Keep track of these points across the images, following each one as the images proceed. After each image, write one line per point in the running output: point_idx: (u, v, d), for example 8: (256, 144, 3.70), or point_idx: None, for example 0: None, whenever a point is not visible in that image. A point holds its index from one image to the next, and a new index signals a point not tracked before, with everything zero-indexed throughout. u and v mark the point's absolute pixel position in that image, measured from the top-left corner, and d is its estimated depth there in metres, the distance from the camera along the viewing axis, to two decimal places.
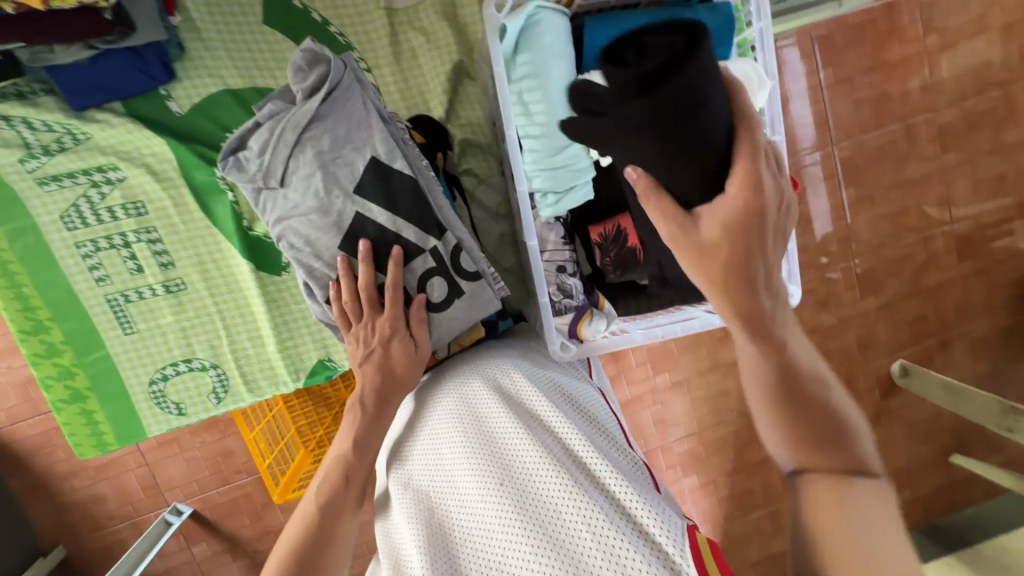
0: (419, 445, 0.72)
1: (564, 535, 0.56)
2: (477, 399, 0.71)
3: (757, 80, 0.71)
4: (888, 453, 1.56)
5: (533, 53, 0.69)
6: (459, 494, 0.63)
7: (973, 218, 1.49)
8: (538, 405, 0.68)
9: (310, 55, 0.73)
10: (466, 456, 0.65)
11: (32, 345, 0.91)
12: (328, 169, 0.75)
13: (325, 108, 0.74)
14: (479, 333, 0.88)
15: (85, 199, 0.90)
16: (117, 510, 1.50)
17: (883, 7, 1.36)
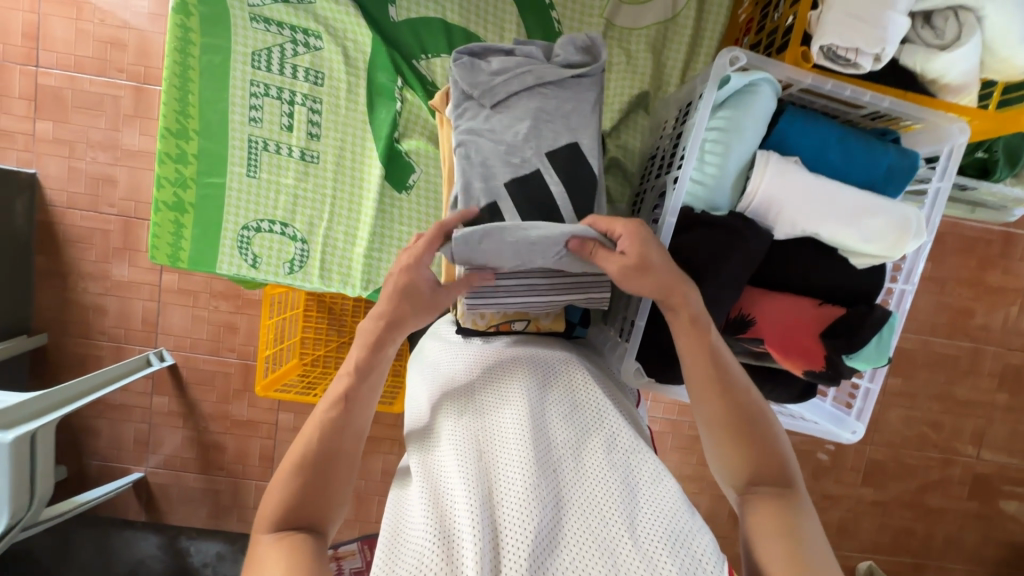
0: (472, 398, 0.67)
1: (622, 548, 0.50)
2: (548, 383, 0.68)
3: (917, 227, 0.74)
4: None
5: (735, 112, 0.74)
6: (509, 455, 0.58)
7: (998, 463, 1.61)
8: (602, 402, 0.66)
9: (587, 42, 0.83)
10: (531, 427, 0.61)
11: (168, 144, 0.97)
12: (540, 123, 0.79)
13: (570, 83, 0.82)
14: (559, 326, 0.84)
15: (279, 49, 0.97)
16: (108, 328, 1.52)
17: (1003, 235, 1.50)
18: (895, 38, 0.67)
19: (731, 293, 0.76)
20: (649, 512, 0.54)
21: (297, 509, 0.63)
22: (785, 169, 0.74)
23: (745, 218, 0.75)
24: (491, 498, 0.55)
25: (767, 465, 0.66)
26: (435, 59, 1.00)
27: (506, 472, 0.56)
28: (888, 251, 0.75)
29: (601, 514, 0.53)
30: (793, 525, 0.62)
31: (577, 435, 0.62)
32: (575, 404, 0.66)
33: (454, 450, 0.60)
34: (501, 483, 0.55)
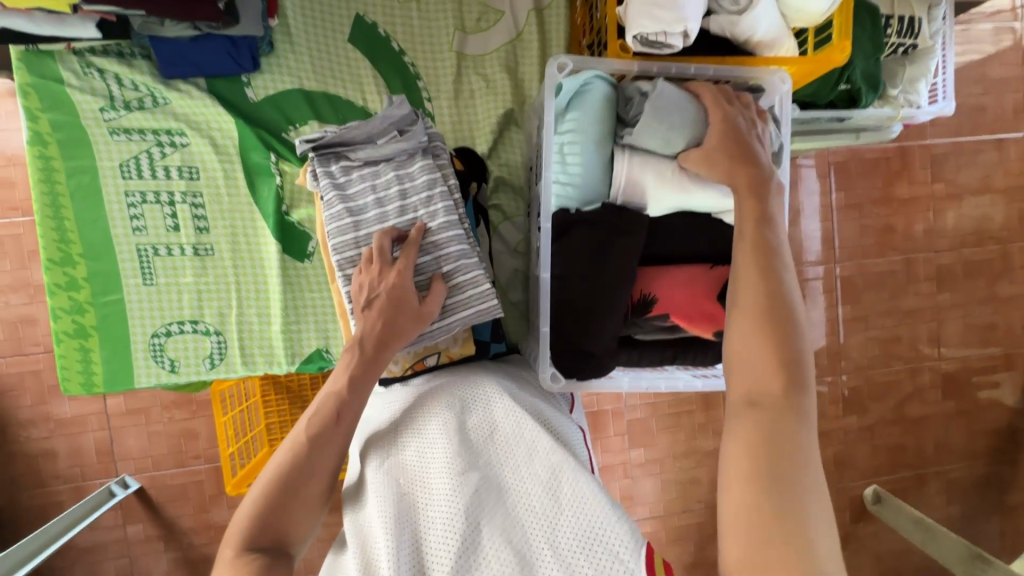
0: (397, 439, 0.68)
1: (544, 563, 0.54)
2: (468, 410, 0.70)
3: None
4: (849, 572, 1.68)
5: (581, 110, 0.78)
6: (433, 493, 0.60)
7: (959, 359, 1.69)
8: (521, 416, 0.68)
9: (423, 125, 0.86)
10: (449, 459, 0.62)
11: (55, 274, 0.96)
12: (407, 205, 0.82)
13: (424, 181, 0.83)
14: (469, 351, 0.86)
15: (146, 154, 0.97)
16: (63, 470, 1.45)
17: (897, 149, 1.61)
18: (694, 14, 0.72)
19: (626, 278, 0.79)
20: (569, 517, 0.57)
21: (267, 526, 0.63)
22: (637, 154, 0.79)
23: (614, 207, 0.79)
24: (419, 540, 0.57)
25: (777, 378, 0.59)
26: (303, 127, 1.01)
27: (432, 512, 0.58)
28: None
29: (524, 533, 0.56)
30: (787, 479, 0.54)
31: (498, 456, 0.64)
32: (496, 424, 0.67)
33: (376, 495, 0.61)
34: (426, 523, 0.57)
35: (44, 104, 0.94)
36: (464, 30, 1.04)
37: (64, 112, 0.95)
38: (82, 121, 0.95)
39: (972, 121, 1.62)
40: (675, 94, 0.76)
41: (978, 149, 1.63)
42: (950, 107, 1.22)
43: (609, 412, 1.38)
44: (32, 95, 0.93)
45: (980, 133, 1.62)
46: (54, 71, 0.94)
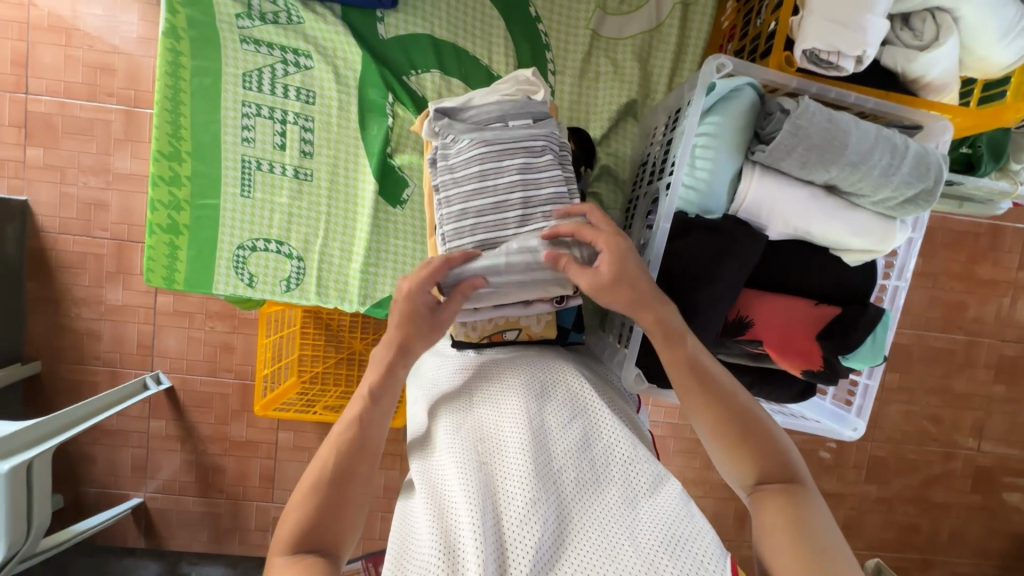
0: (473, 409, 0.68)
1: (624, 553, 0.51)
2: (547, 392, 0.69)
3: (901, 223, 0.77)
4: None
5: (724, 116, 0.75)
6: (511, 466, 0.59)
7: (998, 455, 1.62)
8: (598, 409, 0.67)
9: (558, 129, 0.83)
10: (528, 436, 0.61)
11: (161, 167, 0.97)
12: (529, 215, 0.78)
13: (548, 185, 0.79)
14: (550, 334, 0.86)
15: (270, 69, 0.98)
16: (104, 353, 1.51)
17: (990, 227, 1.53)
18: (875, 39, 0.69)
19: (728, 297, 0.76)
20: (650, 520, 0.55)
21: (316, 530, 0.62)
22: (770, 174, 0.76)
23: (737, 220, 0.76)
24: (495, 509, 0.55)
25: (761, 458, 0.66)
26: (424, 74, 1.01)
27: (508, 483, 0.57)
28: (879, 248, 0.77)
29: (603, 523, 0.54)
30: (800, 518, 0.60)
31: (577, 445, 0.62)
32: (574, 411, 0.66)
33: (456, 460, 0.60)
34: (503, 494, 0.56)
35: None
36: (605, 10, 1.01)
37: (201, 9, 0.95)
38: (216, 23, 0.96)
39: None
40: (822, 112, 0.71)
41: None
42: None
43: None
44: None
45: None
46: None
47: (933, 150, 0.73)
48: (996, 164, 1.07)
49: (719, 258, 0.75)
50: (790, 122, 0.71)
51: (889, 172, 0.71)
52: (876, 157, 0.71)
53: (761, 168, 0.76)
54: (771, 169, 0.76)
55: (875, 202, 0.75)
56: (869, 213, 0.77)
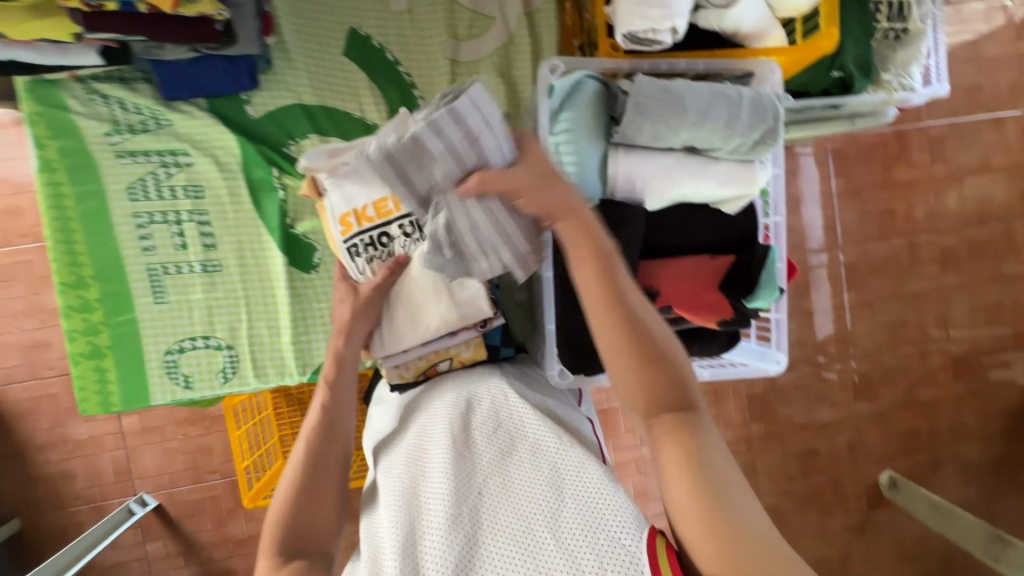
0: (404, 442, 0.71)
1: (546, 550, 0.56)
2: (470, 407, 0.72)
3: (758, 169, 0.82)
4: (869, 562, 1.69)
5: (574, 111, 0.79)
6: (437, 493, 0.63)
7: (970, 341, 1.67)
8: (519, 409, 0.70)
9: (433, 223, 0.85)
10: (450, 459, 0.65)
11: (69, 297, 0.98)
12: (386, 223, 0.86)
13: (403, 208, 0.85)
14: (480, 356, 0.88)
15: (152, 175, 0.99)
16: (82, 491, 1.47)
17: (894, 134, 1.61)
18: (682, 11, 0.74)
19: (627, 273, 0.79)
20: (570, 508, 0.59)
21: (296, 536, 0.67)
22: (632, 152, 0.80)
23: (614, 203, 0.80)
24: (426, 540, 0.59)
25: (652, 372, 0.65)
26: (304, 141, 1.03)
27: (434, 511, 0.61)
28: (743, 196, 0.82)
29: (527, 523, 0.59)
30: (691, 441, 0.62)
31: (500, 452, 0.66)
32: (496, 418, 0.70)
33: (387, 500, 0.64)
34: (429, 518, 0.61)
35: (50, 132, 0.96)
36: (457, 38, 1.06)
37: (70, 138, 0.96)
38: (88, 146, 0.97)
39: (968, 101, 1.61)
40: (656, 84, 0.76)
41: (977, 128, 1.62)
42: (944, 88, 1.16)
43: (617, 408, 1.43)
44: (38, 123, 0.95)
45: (978, 113, 1.62)
46: (58, 98, 0.96)
47: (768, 92, 0.79)
48: (868, 78, 1.12)
49: (604, 238, 0.78)
50: (631, 102, 0.75)
51: (731, 123, 0.76)
52: (717, 112, 0.76)
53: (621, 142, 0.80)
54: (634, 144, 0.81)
55: (731, 151, 0.79)
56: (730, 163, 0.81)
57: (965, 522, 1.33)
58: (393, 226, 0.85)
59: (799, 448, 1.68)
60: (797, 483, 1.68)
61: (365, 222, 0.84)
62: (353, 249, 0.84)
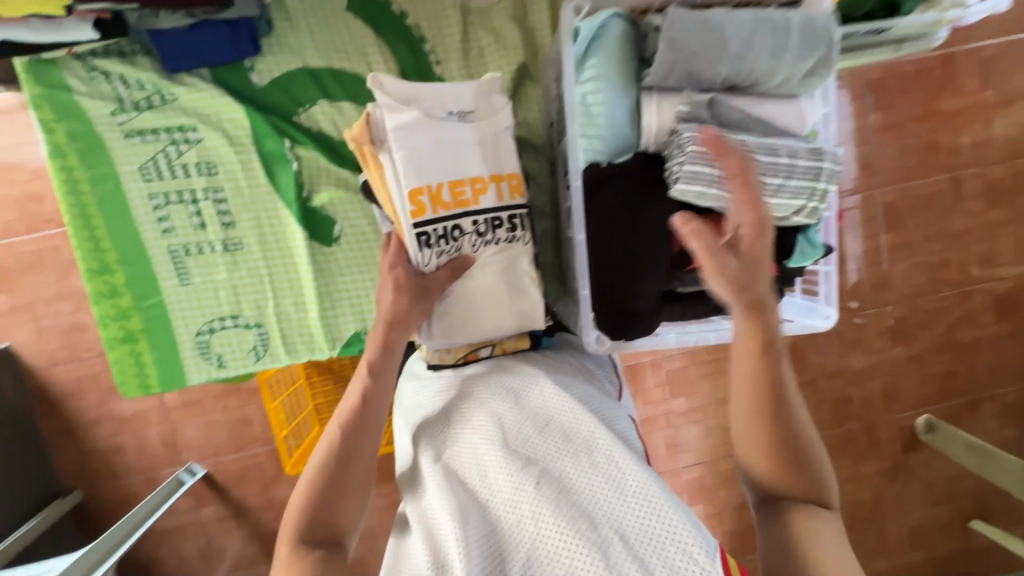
0: (454, 433, 0.71)
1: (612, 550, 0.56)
2: (524, 403, 0.72)
3: (830, 172, 0.71)
4: (902, 505, 1.69)
5: (602, 54, 0.72)
6: (497, 489, 0.63)
7: (1014, 278, 1.59)
8: (574, 408, 0.70)
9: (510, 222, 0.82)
10: (508, 456, 0.65)
11: (96, 283, 0.97)
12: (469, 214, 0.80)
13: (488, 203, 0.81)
14: (524, 343, 0.87)
15: (163, 154, 0.96)
16: (134, 463, 1.53)
17: (940, 58, 1.47)
18: None
19: (666, 235, 0.74)
20: (633, 510, 0.59)
21: (317, 523, 0.67)
22: (665, 95, 0.73)
23: (646, 157, 0.75)
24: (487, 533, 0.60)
25: (778, 462, 0.67)
26: (313, 107, 0.98)
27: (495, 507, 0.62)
28: (817, 205, 0.72)
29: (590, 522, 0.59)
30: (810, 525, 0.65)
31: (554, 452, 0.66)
32: (550, 416, 0.70)
33: (443, 491, 0.64)
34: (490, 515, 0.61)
35: (56, 114, 0.93)
36: None
37: (76, 120, 0.93)
38: (96, 127, 0.94)
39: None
40: (690, 16, 0.68)
41: None
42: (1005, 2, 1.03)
43: (648, 364, 1.46)
44: (42, 106, 0.92)
45: None
46: (58, 77, 0.92)
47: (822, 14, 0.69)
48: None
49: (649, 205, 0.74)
50: (663, 38, 0.68)
51: (777, 53, 0.68)
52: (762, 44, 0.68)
53: (689, 137, 0.69)
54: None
55: (777, 86, 0.71)
56: (776, 100, 0.73)
57: (1008, 466, 1.34)
58: (466, 219, 0.79)
59: (831, 393, 1.62)
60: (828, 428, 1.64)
61: (440, 208, 0.77)
62: (423, 237, 0.77)
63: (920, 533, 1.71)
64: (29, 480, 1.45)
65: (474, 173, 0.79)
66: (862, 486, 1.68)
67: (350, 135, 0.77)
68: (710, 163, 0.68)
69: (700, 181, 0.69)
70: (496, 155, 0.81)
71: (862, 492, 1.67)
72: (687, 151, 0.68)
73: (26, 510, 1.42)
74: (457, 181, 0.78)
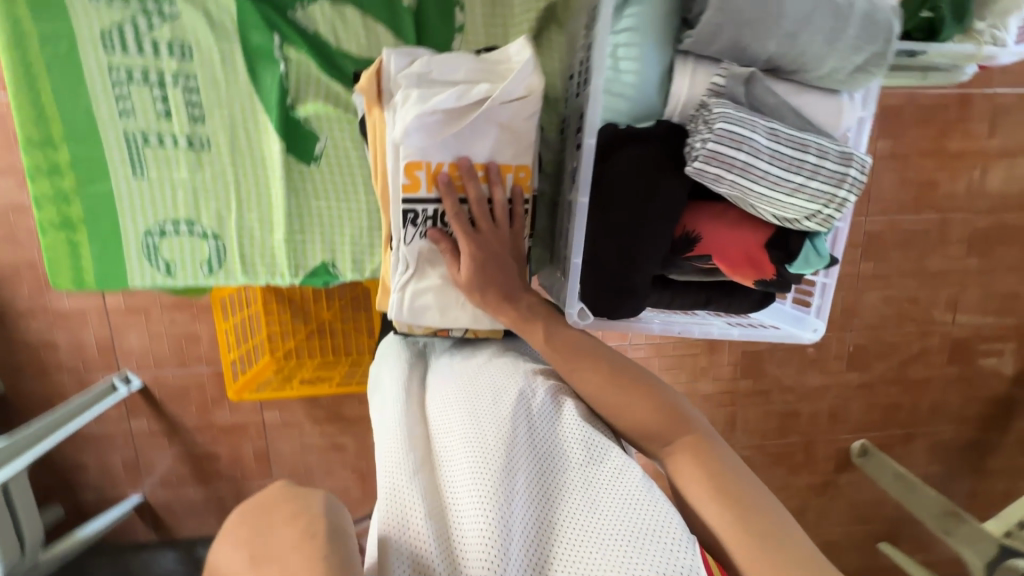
0: (436, 428, 0.72)
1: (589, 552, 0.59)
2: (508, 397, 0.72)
3: (854, 180, 0.66)
4: (824, 521, 1.74)
5: (643, 8, 0.66)
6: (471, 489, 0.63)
7: (974, 326, 1.57)
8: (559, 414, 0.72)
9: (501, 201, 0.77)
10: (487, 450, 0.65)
11: (35, 157, 0.86)
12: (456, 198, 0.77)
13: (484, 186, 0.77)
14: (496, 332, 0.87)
15: (131, 24, 0.84)
16: (66, 362, 1.43)
17: (959, 97, 1.37)
18: None
19: (673, 217, 0.69)
20: (611, 516, 0.61)
21: None
22: (703, 64, 0.68)
23: (672, 125, 0.69)
24: (463, 529, 0.62)
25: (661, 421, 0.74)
26: (313, 6, 0.87)
27: (464, 512, 0.62)
28: (833, 213, 0.68)
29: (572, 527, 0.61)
30: (708, 456, 0.70)
31: (526, 449, 0.67)
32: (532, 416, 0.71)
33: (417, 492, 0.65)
34: (461, 523, 0.62)
35: None
36: None
37: None
38: None
39: None
40: None
41: None
42: None
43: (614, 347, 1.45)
44: None
45: None
46: None
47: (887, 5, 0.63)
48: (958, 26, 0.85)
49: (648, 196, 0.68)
50: None
51: (831, 40, 0.63)
52: (818, 25, 0.62)
53: (719, 114, 0.63)
54: (738, 113, 0.64)
55: (822, 77, 0.66)
56: (817, 93, 0.68)
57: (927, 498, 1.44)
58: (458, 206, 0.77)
59: (781, 408, 1.60)
60: (772, 441, 1.63)
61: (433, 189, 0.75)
62: (409, 215, 0.76)
63: (833, 546, 1.79)
64: None
65: (479, 159, 0.76)
66: (791, 498, 1.71)
67: (359, 86, 0.74)
68: (735, 145, 0.63)
69: (720, 163, 0.63)
70: (509, 146, 0.76)
71: (790, 503, 1.71)
72: (715, 128, 0.63)
73: None
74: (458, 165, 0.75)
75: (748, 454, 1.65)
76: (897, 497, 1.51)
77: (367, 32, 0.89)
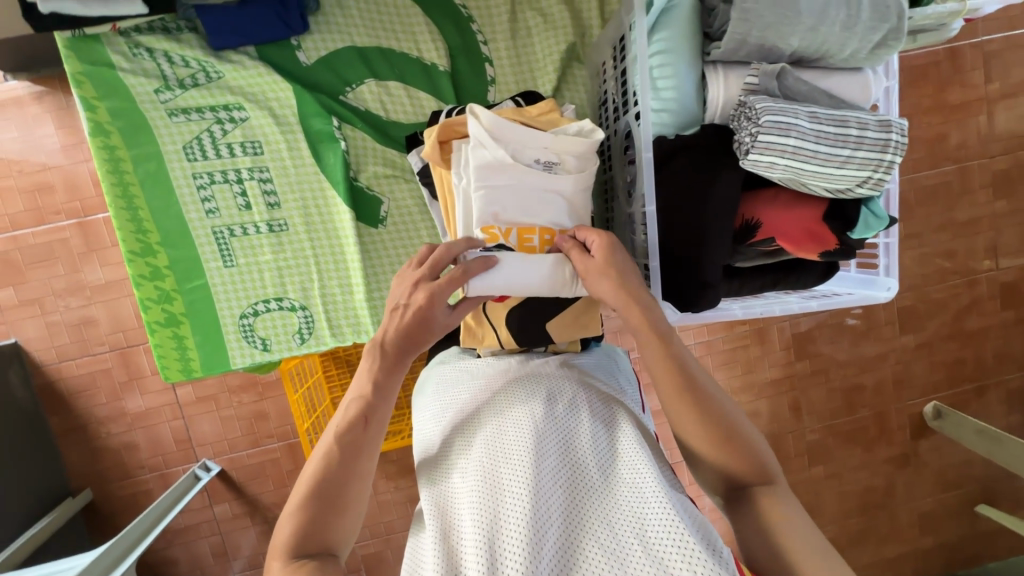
0: (483, 422, 0.75)
1: (632, 554, 0.58)
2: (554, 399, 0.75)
3: (897, 143, 0.73)
4: (913, 493, 1.67)
5: (671, 30, 0.74)
6: (518, 476, 0.65)
7: (1019, 267, 1.55)
8: (605, 415, 0.74)
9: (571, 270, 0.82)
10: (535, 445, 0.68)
11: (138, 266, 0.95)
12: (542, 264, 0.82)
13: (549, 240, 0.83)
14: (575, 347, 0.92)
15: (208, 133, 0.95)
16: (146, 460, 1.43)
17: (947, 52, 1.42)
18: None
19: (731, 210, 0.74)
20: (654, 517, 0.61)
21: (309, 538, 0.65)
22: (732, 68, 0.76)
23: (716, 127, 0.76)
24: (506, 512, 0.63)
25: (714, 427, 0.70)
26: (361, 87, 0.97)
27: (510, 497, 0.64)
28: (882, 176, 0.74)
29: (612, 528, 0.61)
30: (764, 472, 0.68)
31: (572, 448, 0.69)
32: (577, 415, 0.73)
33: (467, 484, 0.68)
34: (507, 502, 0.63)
35: (99, 92, 0.91)
36: None
37: (119, 97, 0.91)
38: (139, 105, 0.92)
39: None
40: None
41: None
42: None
43: None
44: (85, 84, 0.90)
45: None
46: (102, 54, 0.90)
47: None
48: None
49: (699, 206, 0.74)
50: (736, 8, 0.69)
51: (850, 25, 0.69)
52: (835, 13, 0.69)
53: (763, 108, 0.69)
54: (778, 105, 0.69)
55: (846, 59, 0.73)
56: (841, 73, 0.75)
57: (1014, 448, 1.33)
58: None
59: (843, 383, 1.58)
60: (842, 419, 1.61)
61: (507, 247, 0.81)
62: None
63: (930, 519, 1.69)
64: (36, 483, 1.34)
65: (546, 222, 0.82)
66: (874, 474, 1.65)
67: (425, 152, 0.83)
68: (784, 133, 0.69)
69: (773, 151, 0.70)
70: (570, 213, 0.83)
71: (875, 481, 1.65)
72: (763, 121, 0.69)
73: (30, 514, 1.31)
74: (526, 228, 0.81)
75: (822, 436, 1.61)
76: (985, 453, 1.41)
77: (412, 99, 0.99)
